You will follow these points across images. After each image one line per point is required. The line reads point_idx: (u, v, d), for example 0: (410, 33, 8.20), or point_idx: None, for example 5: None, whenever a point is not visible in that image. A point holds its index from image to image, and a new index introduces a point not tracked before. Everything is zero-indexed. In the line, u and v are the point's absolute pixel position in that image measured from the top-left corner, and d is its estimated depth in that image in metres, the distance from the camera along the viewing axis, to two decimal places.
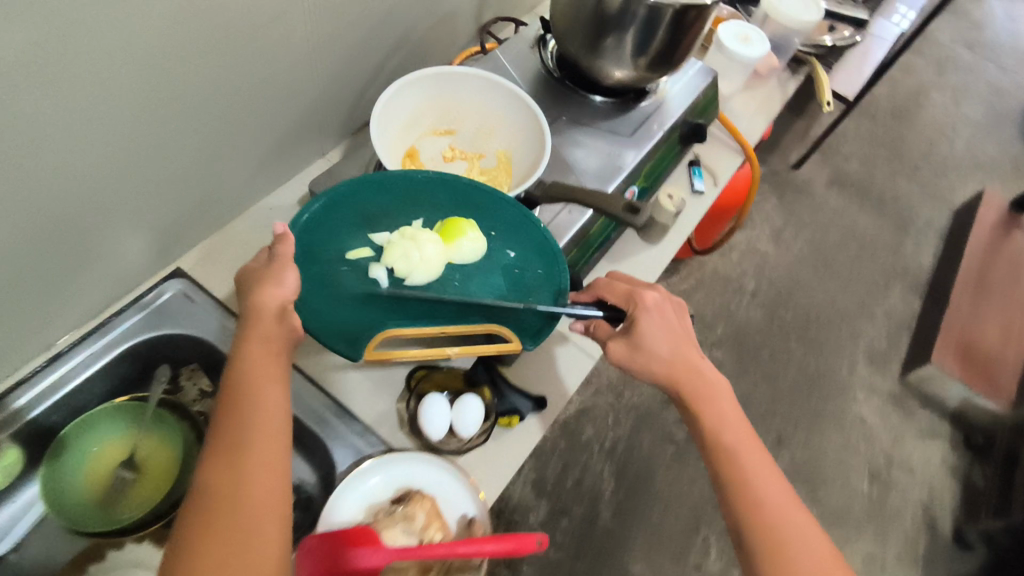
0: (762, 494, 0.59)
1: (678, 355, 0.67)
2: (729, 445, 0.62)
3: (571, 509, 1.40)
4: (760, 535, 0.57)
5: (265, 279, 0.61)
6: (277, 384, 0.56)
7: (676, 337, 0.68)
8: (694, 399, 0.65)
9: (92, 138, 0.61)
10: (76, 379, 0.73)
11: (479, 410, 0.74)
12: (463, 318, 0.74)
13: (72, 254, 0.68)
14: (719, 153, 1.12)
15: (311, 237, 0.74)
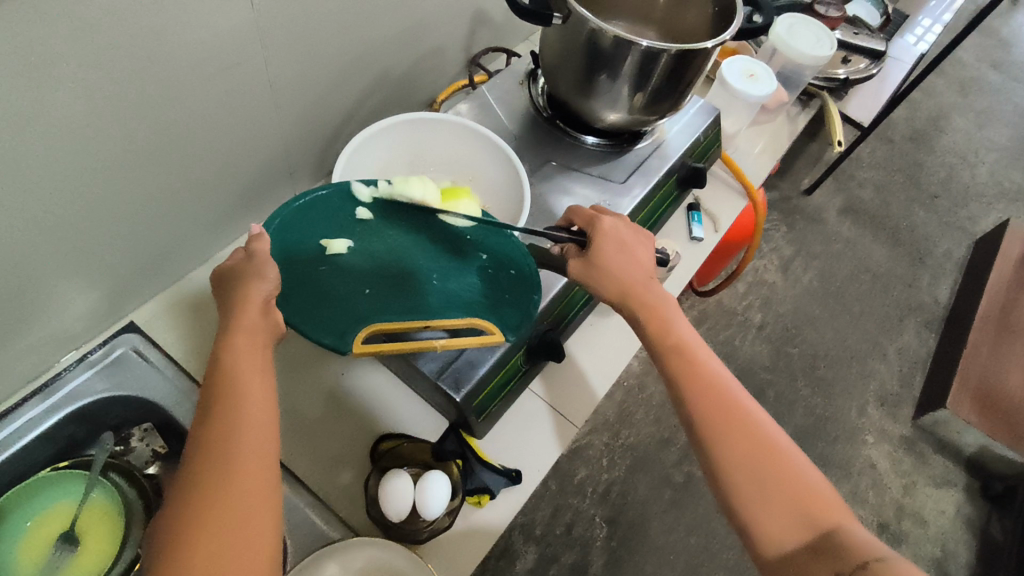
0: (718, 401, 0.56)
1: (634, 268, 0.63)
2: (682, 350, 0.59)
3: (561, 557, 1.33)
4: (718, 436, 0.55)
5: (245, 275, 0.55)
6: (262, 375, 0.49)
7: (634, 257, 0.64)
8: (648, 311, 0.62)
9: (28, 210, 0.56)
10: (15, 446, 0.68)
11: (446, 490, 0.67)
12: (446, 314, 0.64)
13: (11, 321, 0.64)
14: (721, 196, 1.05)
15: (286, 235, 0.64)
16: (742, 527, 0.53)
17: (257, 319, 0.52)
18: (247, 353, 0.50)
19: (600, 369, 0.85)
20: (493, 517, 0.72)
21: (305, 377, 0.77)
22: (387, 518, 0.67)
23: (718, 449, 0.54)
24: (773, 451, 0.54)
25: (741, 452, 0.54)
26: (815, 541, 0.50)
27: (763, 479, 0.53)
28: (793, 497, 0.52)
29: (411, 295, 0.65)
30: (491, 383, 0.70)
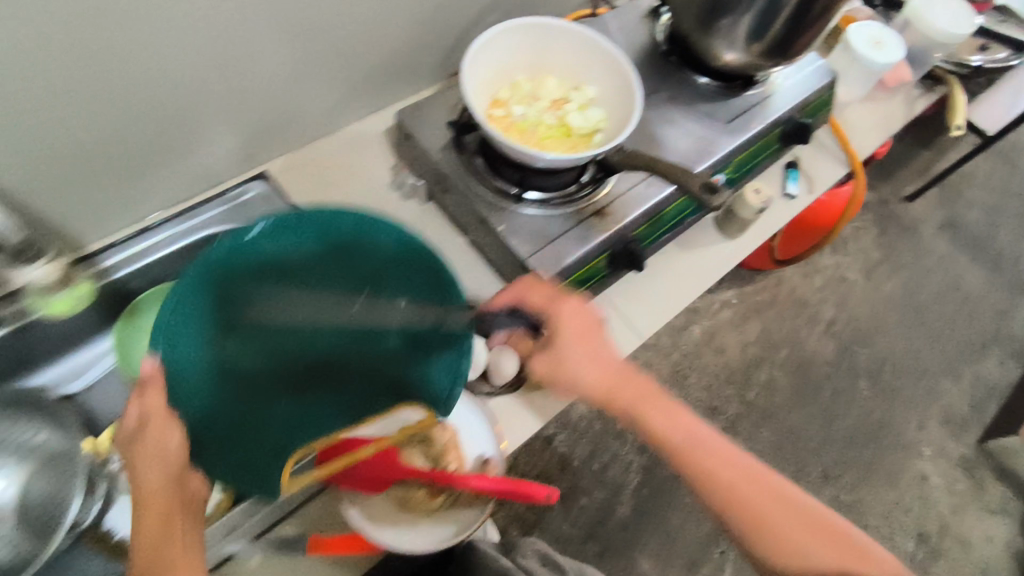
0: (712, 465, 0.59)
1: (609, 372, 0.64)
2: (689, 446, 0.60)
3: (592, 491, 1.39)
4: (758, 532, 0.56)
5: (141, 446, 0.51)
6: (188, 541, 0.50)
7: (595, 358, 0.65)
8: (635, 408, 0.62)
9: (194, 42, 0.65)
10: (153, 254, 0.77)
11: (517, 360, 0.74)
12: (367, 407, 0.71)
13: (158, 146, 0.73)
14: (822, 160, 1.05)
15: (177, 353, 0.60)
16: None
17: (167, 487, 0.50)
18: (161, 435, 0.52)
19: (672, 294, 0.88)
20: (551, 397, 0.77)
21: None
22: None
23: (766, 547, 0.56)
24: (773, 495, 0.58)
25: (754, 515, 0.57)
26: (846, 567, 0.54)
27: (781, 528, 0.56)
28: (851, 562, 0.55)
29: (333, 371, 0.73)
30: (572, 275, 0.76)
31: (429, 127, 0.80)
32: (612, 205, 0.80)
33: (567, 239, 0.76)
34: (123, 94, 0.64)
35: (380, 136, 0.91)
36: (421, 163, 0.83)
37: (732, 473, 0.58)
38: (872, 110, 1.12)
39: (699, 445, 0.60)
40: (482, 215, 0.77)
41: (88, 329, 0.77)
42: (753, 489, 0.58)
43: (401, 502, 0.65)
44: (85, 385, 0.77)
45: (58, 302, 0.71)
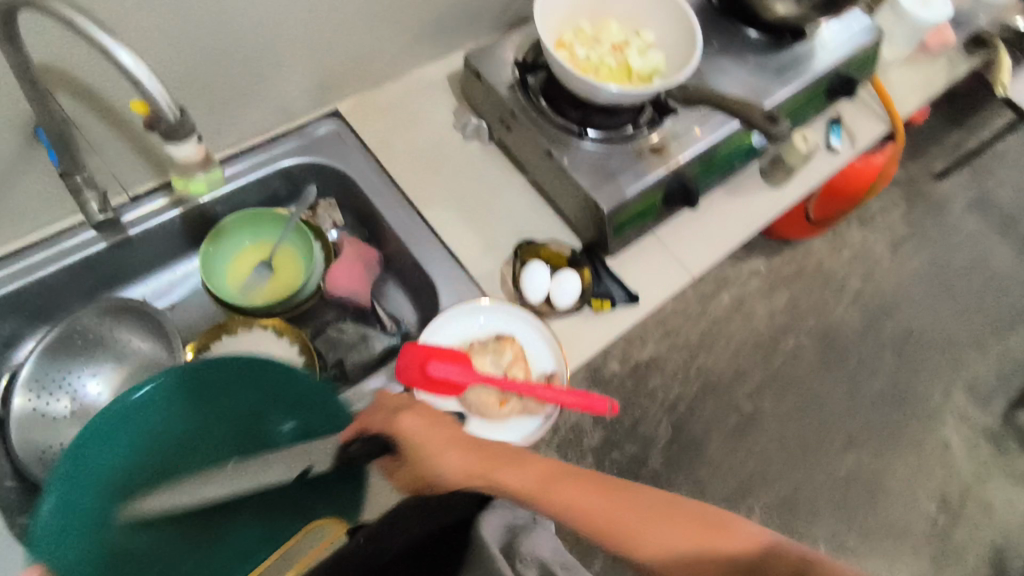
0: (559, 489, 0.60)
1: (461, 452, 0.62)
2: (533, 477, 0.61)
3: (623, 446, 1.44)
4: (614, 534, 0.57)
5: None
6: None
7: (443, 446, 0.62)
8: (487, 469, 0.62)
9: None
10: (237, 180, 0.83)
11: (577, 287, 0.79)
12: (282, 528, 0.67)
13: (244, 76, 0.77)
14: (865, 117, 1.07)
15: (58, 556, 0.56)
16: None
17: None
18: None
19: (720, 236, 0.91)
20: (606, 325, 0.80)
21: (462, 183, 0.88)
22: (524, 298, 0.79)
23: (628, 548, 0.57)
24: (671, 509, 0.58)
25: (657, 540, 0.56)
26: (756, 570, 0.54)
27: (683, 547, 0.56)
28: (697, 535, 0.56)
29: (237, 517, 0.66)
30: (631, 207, 0.80)
31: (494, 67, 0.84)
32: (668, 144, 0.83)
33: (628, 174, 0.80)
34: (219, 20, 0.69)
35: (442, 82, 0.95)
36: (484, 103, 0.87)
37: (573, 490, 0.60)
38: (916, 71, 1.14)
39: (546, 473, 0.61)
40: (545, 148, 0.81)
41: (174, 251, 0.82)
42: (595, 498, 0.59)
43: (474, 407, 0.71)
44: (169, 304, 0.83)
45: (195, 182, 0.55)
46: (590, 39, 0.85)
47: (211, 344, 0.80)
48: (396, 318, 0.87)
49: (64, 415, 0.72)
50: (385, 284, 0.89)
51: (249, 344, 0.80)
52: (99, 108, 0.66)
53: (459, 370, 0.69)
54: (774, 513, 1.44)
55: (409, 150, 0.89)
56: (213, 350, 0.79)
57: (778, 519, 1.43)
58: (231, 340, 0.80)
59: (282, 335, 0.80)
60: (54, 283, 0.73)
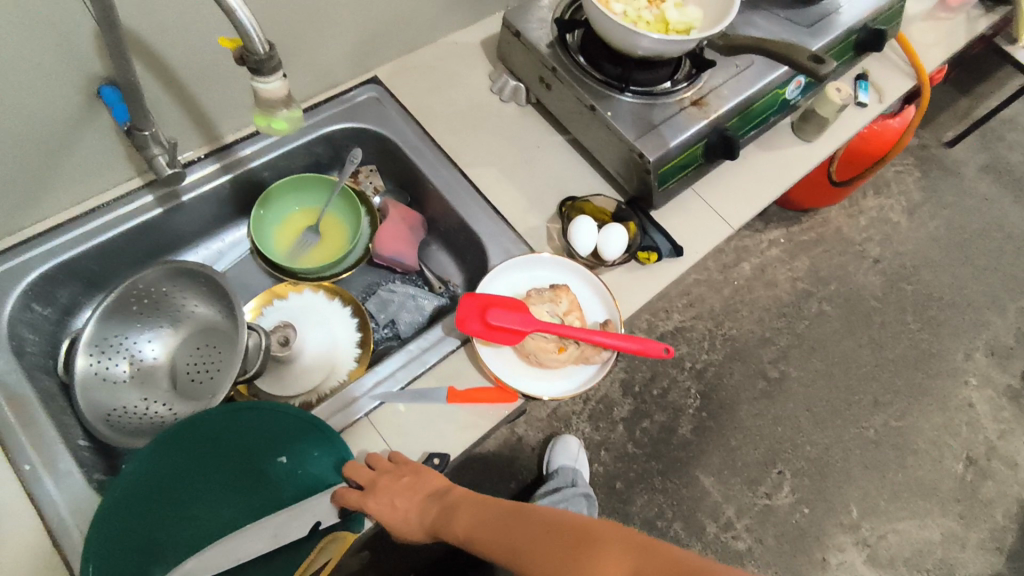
0: (468, 521, 0.58)
1: (415, 503, 0.61)
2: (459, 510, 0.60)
3: (653, 414, 1.44)
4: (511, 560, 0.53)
5: None
6: None
7: (402, 501, 0.61)
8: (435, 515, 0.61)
9: None
10: (284, 145, 0.84)
11: (624, 241, 0.79)
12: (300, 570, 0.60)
13: (291, 38, 0.78)
14: (890, 73, 1.08)
15: None
16: None
17: None
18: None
19: (759, 190, 0.92)
20: (655, 276, 0.81)
21: (502, 144, 0.89)
22: (573, 252, 0.80)
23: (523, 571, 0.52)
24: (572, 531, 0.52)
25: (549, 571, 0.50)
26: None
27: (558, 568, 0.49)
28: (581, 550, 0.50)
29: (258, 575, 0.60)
30: (675, 158, 0.80)
31: (534, 25, 0.85)
32: (707, 96, 0.84)
33: (670, 126, 0.81)
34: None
35: (477, 47, 0.96)
36: (523, 62, 0.88)
37: (482, 519, 0.57)
38: (936, 27, 1.15)
39: (469, 506, 0.59)
40: (589, 102, 0.82)
41: (223, 217, 0.84)
42: (500, 524, 0.56)
43: (531, 355, 0.72)
44: (225, 266, 0.85)
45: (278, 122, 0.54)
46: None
47: (265, 307, 0.81)
48: (443, 280, 0.88)
49: (125, 378, 0.73)
50: (428, 247, 0.90)
51: (299, 306, 0.81)
52: (156, 65, 0.66)
53: (518, 319, 0.70)
54: (805, 475, 1.45)
55: (449, 114, 0.90)
56: (266, 312, 0.81)
57: (809, 482, 1.44)
58: (283, 303, 0.82)
59: (333, 297, 0.82)
60: (113, 247, 0.74)
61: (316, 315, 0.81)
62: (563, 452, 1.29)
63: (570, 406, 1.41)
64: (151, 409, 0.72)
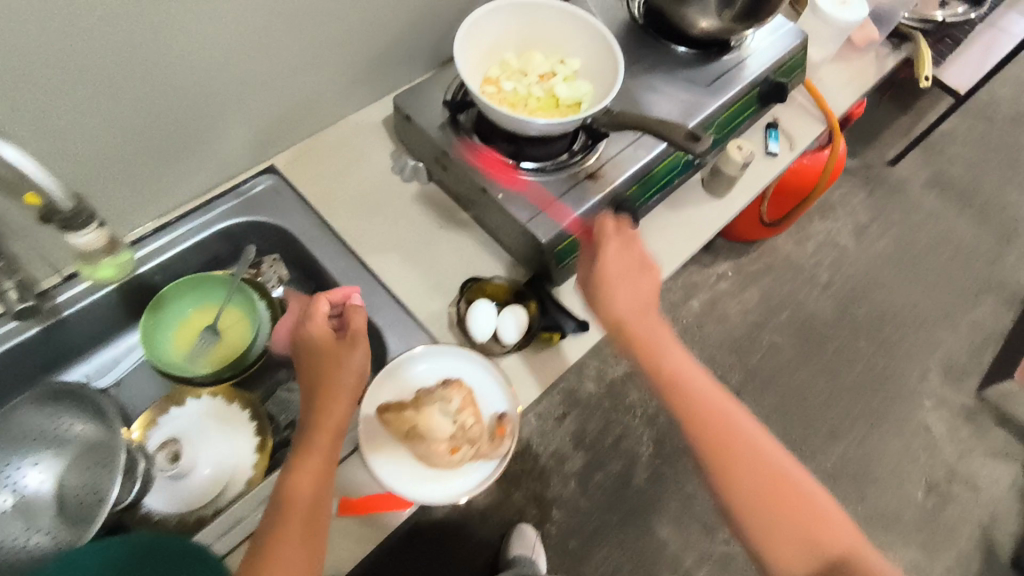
0: (683, 374, 0.68)
1: (637, 305, 0.71)
2: (672, 358, 0.69)
3: (607, 465, 1.42)
4: (701, 421, 0.65)
5: (313, 326, 0.70)
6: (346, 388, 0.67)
7: (644, 292, 0.72)
8: (655, 343, 0.69)
9: (203, 49, 0.69)
10: (177, 248, 0.82)
11: (521, 323, 0.79)
12: None
13: (173, 145, 0.76)
14: (800, 118, 1.09)
15: None
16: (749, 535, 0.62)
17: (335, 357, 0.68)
18: (363, 338, 0.69)
19: (667, 251, 0.91)
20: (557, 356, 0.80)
21: (407, 226, 0.88)
22: (472, 338, 0.79)
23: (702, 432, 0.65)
24: (800, 498, 0.63)
25: (772, 529, 0.61)
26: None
27: (751, 478, 0.63)
28: (773, 491, 0.62)
29: None
30: (573, 235, 0.79)
31: (425, 108, 0.84)
32: (605, 168, 0.83)
33: (565, 201, 0.79)
34: (151, 89, 0.68)
35: (380, 126, 0.95)
36: (419, 144, 0.87)
37: (695, 387, 0.68)
38: (845, 68, 1.17)
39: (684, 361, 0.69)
40: (482, 184, 0.80)
41: (117, 326, 0.82)
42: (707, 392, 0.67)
43: (424, 456, 0.69)
44: (112, 380, 0.81)
45: (102, 269, 0.66)
46: (517, 72, 0.85)
47: (160, 417, 0.79)
48: None
49: (5, 509, 0.70)
50: None
51: (197, 413, 0.80)
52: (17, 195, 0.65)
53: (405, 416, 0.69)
54: None
55: (351, 199, 0.89)
56: (162, 422, 0.79)
57: None
58: (180, 411, 0.80)
59: (231, 401, 0.81)
60: None
61: (212, 422, 0.80)
62: (520, 539, 1.27)
63: (520, 465, 1.39)
64: (32, 539, 0.69)
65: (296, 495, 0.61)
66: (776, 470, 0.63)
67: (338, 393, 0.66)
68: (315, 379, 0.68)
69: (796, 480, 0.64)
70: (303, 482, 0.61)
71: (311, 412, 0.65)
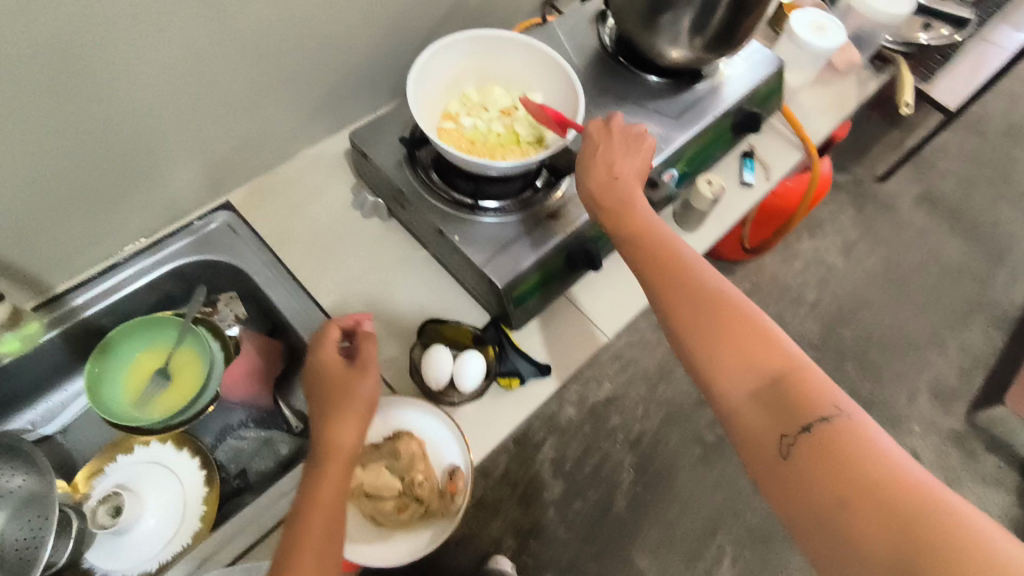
0: (650, 235, 0.71)
1: (610, 173, 0.75)
2: (638, 217, 0.72)
3: (586, 493, 1.39)
4: (653, 273, 0.68)
5: (322, 355, 0.67)
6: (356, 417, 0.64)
7: (618, 167, 0.75)
8: (624, 211, 0.72)
9: (140, 89, 0.66)
10: (126, 289, 0.80)
11: (481, 367, 0.75)
12: None
13: (117, 185, 0.74)
14: (777, 146, 1.06)
15: None
16: (708, 385, 0.61)
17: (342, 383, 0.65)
18: (372, 366, 0.67)
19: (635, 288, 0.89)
20: (517, 403, 0.77)
21: (366, 264, 0.86)
22: (428, 385, 0.75)
23: (656, 283, 0.67)
24: (754, 332, 0.60)
25: (721, 356, 0.60)
26: (790, 436, 0.53)
27: (711, 328, 0.61)
28: (735, 337, 0.60)
29: None
30: (531, 277, 0.77)
31: (384, 146, 0.83)
32: (566, 207, 0.80)
33: (522, 244, 0.77)
34: (89, 130, 0.66)
35: (342, 158, 0.93)
36: (378, 180, 0.85)
37: (659, 245, 0.70)
38: (826, 92, 1.14)
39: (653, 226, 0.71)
40: (438, 225, 0.78)
41: (65, 370, 0.80)
42: (673, 253, 0.69)
43: (373, 516, 0.67)
44: (57, 427, 0.80)
45: (7, 342, 0.72)
46: (478, 106, 0.83)
47: (106, 466, 0.77)
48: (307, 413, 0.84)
49: None
50: (292, 380, 0.86)
51: (148, 459, 0.77)
52: None
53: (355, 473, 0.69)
54: (748, 546, 1.39)
55: (309, 235, 0.87)
56: (108, 471, 0.76)
57: (751, 554, 1.38)
58: (128, 459, 0.77)
59: (182, 446, 0.79)
60: None
61: (163, 469, 0.77)
62: None
63: (497, 493, 1.37)
64: None
65: (308, 528, 0.57)
66: (734, 308, 0.62)
67: (347, 421, 0.63)
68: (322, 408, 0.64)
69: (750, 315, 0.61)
70: (315, 516, 0.57)
71: (320, 439, 0.62)
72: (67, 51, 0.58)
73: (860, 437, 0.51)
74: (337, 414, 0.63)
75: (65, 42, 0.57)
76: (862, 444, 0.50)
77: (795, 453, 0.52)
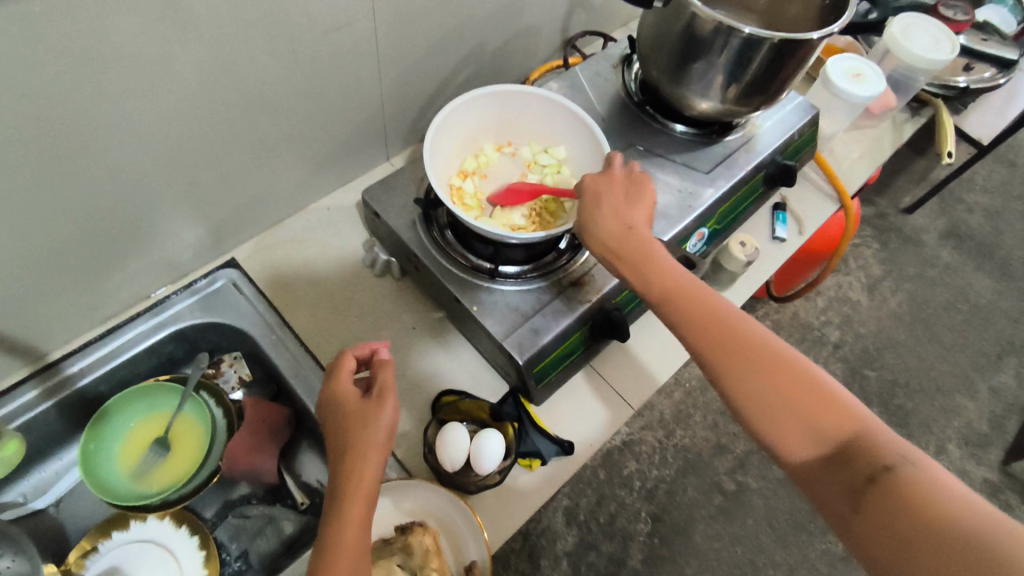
0: (677, 283, 0.62)
1: (620, 226, 0.65)
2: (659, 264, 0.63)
3: (600, 545, 1.32)
4: (691, 325, 0.60)
5: (337, 386, 0.60)
6: (377, 453, 0.55)
7: (626, 214, 0.65)
8: (644, 260, 0.63)
9: (140, 154, 0.62)
10: (125, 354, 0.75)
11: (501, 447, 0.70)
12: None
13: (116, 249, 0.70)
14: (810, 198, 1.01)
15: None
16: (769, 447, 0.55)
17: (357, 415, 0.57)
18: (389, 395, 0.58)
19: (662, 357, 0.84)
20: (537, 485, 0.73)
21: (376, 327, 0.81)
22: (443, 466, 0.70)
23: (696, 341, 0.59)
24: (811, 389, 0.54)
25: (779, 418, 0.54)
26: (859, 500, 0.48)
27: (767, 395, 0.55)
28: (800, 400, 0.54)
29: None
30: (552, 352, 0.72)
31: (397, 205, 0.78)
32: (591, 273, 0.75)
33: (544, 315, 0.72)
34: (87, 193, 0.62)
35: (351, 211, 0.89)
36: (389, 239, 0.80)
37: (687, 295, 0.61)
38: (860, 138, 1.08)
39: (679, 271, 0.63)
40: (453, 293, 0.73)
41: (60, 439, 0.76)
42: (706, 300, 0.61)
43: None
44: (51, 500, 0.75)
45: None
46: (495, 165, 0.80)
47: (100, 543, 0.72)
48: (314, 486, 0.80)
49: None
50: (300, 449, 0.82)
51: (147, 537, 0.73)
52: None
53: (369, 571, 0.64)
54: None
55: (318, 295, 0.83)
56: (102, 550, 0.71)
57: None
58: (124, 536, 0.73)
59: (180, 522, 0.74)
60: None
61: (162, 548, 0.73)
62: None
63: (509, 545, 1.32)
64: None
65: None
66: (781, 362, 0.56)
67: (363, 458, 0.54)
68: (337, 445, 0.56)
69: (796, 364, 0.55)
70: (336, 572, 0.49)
71: (336, 478, 0.54)
72: (58, 122, 0.54)
73: (934, 489, 0.46)
74: (352, 447, 0.55)
75: (58, 111, 0.53)
76: (939, 499, 0.45)
77: (868, 515, 0.47)
